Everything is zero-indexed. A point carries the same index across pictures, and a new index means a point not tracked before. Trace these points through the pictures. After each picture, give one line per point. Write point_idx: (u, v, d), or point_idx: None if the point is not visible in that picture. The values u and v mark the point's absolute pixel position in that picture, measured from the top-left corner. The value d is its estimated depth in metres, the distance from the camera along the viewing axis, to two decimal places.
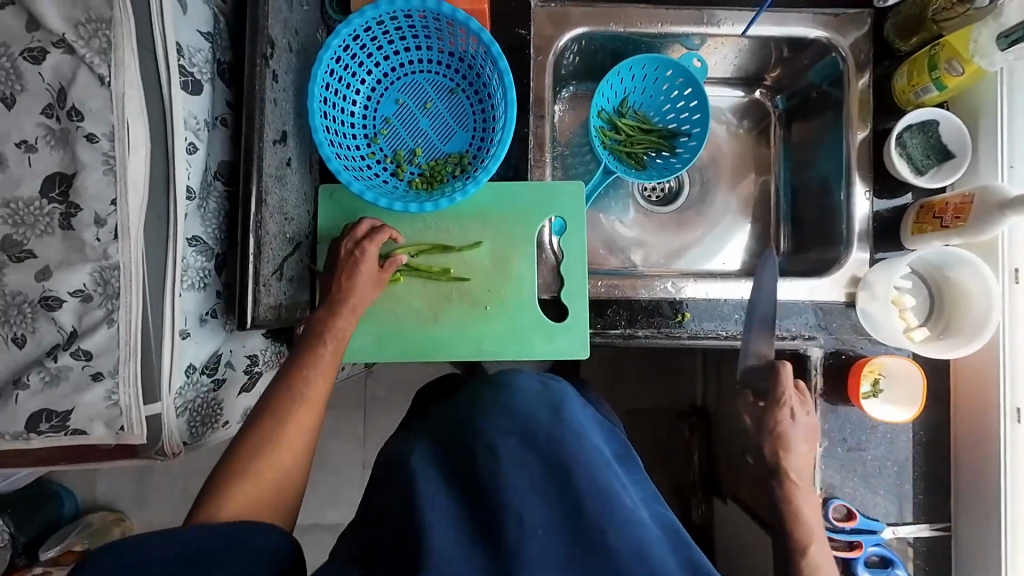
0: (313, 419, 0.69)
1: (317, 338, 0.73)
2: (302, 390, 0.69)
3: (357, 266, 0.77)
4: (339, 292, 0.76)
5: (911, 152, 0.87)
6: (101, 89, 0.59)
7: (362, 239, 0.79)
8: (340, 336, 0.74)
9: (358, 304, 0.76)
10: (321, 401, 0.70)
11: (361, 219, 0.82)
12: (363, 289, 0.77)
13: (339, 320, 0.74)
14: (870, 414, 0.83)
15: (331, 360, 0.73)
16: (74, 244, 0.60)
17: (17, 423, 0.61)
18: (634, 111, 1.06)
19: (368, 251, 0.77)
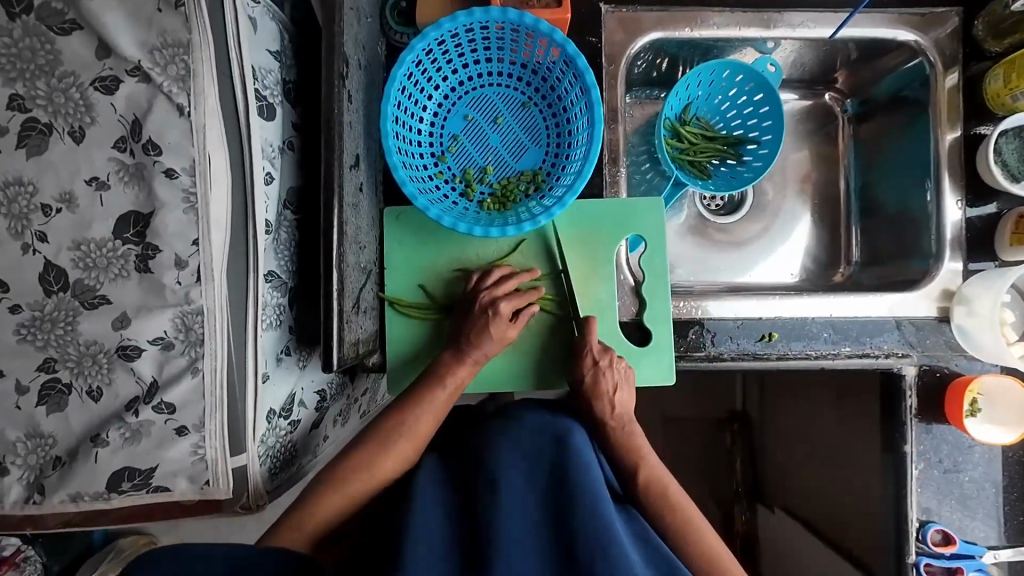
0: (412, 454, 0.73)
1: (436, 380, 0.75)
2: (410, 426, 0.73)
3: (490, 322, 0.75)
4: (467, 345, 0.75)
5: (1007, 159, 0.83)
6: (180, 120, 0.54)
7: (498, 295, 0.76)
8: (460, 382, 0.76)
9: (480, 358, 0.76)
10: (425, 436, 0.74)
11: (503, 271, 0.79)
12: (490, 345, 0.75)
13: (462, 368, 0.75)
14: (973, 435, 0.79)
15: (444, 403, 0.75)
16: (153, 288, 0.56)
17: (98, 483, 0.57)
18: (698, 118, 1.01)
19: (502, 311, 0.75)
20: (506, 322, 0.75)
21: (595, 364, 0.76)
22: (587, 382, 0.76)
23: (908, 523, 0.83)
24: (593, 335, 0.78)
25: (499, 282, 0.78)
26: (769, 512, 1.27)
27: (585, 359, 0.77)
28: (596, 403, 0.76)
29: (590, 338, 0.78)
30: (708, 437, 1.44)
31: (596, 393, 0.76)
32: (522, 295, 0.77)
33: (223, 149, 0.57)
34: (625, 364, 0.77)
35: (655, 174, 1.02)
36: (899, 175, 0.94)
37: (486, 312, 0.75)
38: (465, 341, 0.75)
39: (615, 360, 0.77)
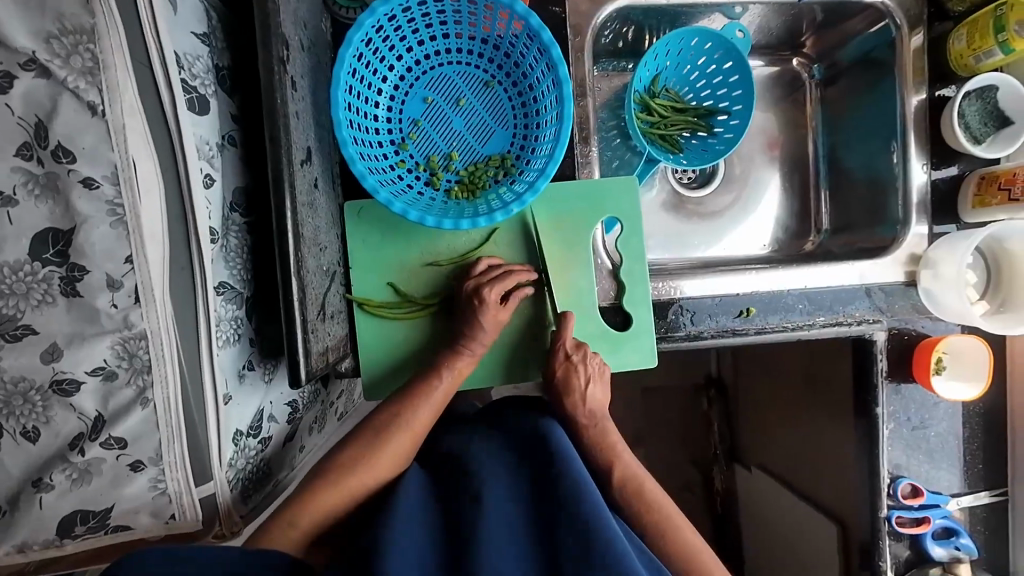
0: (410, 449, 0.70)
1: (434, 372, 0.72)
2: (408, 418, 0.70)
3: (478, 313, 0.72)
4: (462, 340, 0.73)
5: (969, 120, 0.85)
6: (94, 120, 0.47)
7: (482, 282, 0.74)
8: (459, 373, 0.73)
9: (479, 350, 0.74)
10: (424, 431, 0.71)
11: (480, 261, 0.76)
12: (485, 335, 0.73)
13: (462, 360, 0.73)
14: (939, 392, 0.83)
15: (444, 394, 0.72)
16: (84, 314, 0.50)
17: (47, 530, 0.52)
18: (667, 89, 0.98)
19: (488, 297, 0.72)
20: (496, 307, 0.72)
21: (567, 358, 0.74)
22: (560, 377, 0.74)
23: (881, 479, 0.87)
24: (570, 331, 0.76)
25: (486, 272, 0.75)
26: (745, 471, 1.32)
27: (558, 353, 0.75)
28: (566, 397, 0.74)
29: (563, 334, 0.75)
30: (685, 404, 1.47)
31: (566, 387, 0.74)
32: (508, 277, 0.74)
33: (150, 151, 0.50)
34: (600, 362, 0.75)
35: (626, 151, 0.98)
36: (864, 140, 0.94)
37: (472, 301, 0.73)
38: (460, 333, 0.73)
39: (590, 359, 0.75)
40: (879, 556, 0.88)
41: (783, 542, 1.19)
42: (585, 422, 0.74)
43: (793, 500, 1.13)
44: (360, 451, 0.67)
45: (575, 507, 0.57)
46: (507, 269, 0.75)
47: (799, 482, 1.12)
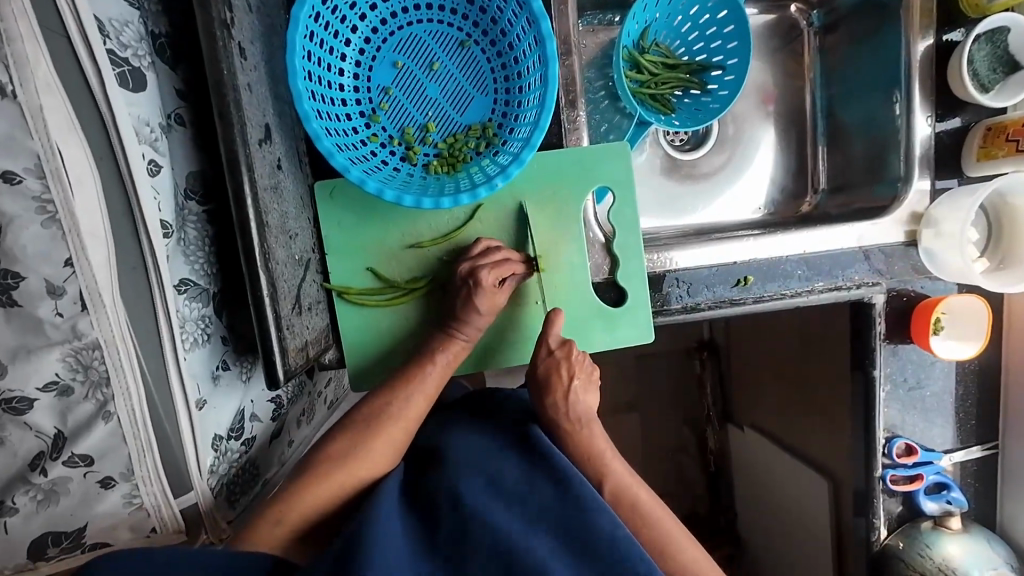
0: (407, 436, 0.67)
1: (426, 358, 0.69)
2: (403, 406, 0.67)
3: (474, 293, 0.68)
4: (455, 322, 0.69)
5: (978, 67, 0.80)
6: (4, 103, 0.40)
7: (480, 263, 0.69)
8: (454, 358, 0.70)
9: (473, 334, 0.70)
10: (419, 417, 0.68)
11: (478, 241, 0.72)
12: (481, 318, 0.69)
13: (455, 344, 0.70)
14: (937, 353, 0.82)
15: (435, 381, 0.69)
16: (27, 325, 0.45)
17: (17, 554, 0.48)
18: (657, 44, 0.91)
19: (485, 280, 0.68)
20: (492, 290, 0.68)
21: (551, 354, 0.69)
22: (540, 373, 0.69)
23: (876, 439, 0.87)
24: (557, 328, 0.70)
25: (485, 253, 0.70)
26: (739, 432, 1.33)
27: (540, 350, 0.70)
28: (547, 397, 0.68)
29: (551, 331, 0.70)
30: (678, 370, 1.47)
31: (547, 386, 0.68)
32: (506, 265, 0.70)
33: (78, 137, 0.44)
34: (588, 363, 0.70)
35: (615, 113, 0.92)
36: (864, 92, 0.89)
37: (467, 283, 0.68)
38: (452, 315, 0.70)
39: (575, 358, 0.69)
40: (873, 512, 0.90)
41: (777, 499, 1.21)
42: (568, 426, 0.68)
43: (786, 460, 1.14)
44: (352, 446, 0.64)
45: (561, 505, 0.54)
46: (502, 252, 0.71)
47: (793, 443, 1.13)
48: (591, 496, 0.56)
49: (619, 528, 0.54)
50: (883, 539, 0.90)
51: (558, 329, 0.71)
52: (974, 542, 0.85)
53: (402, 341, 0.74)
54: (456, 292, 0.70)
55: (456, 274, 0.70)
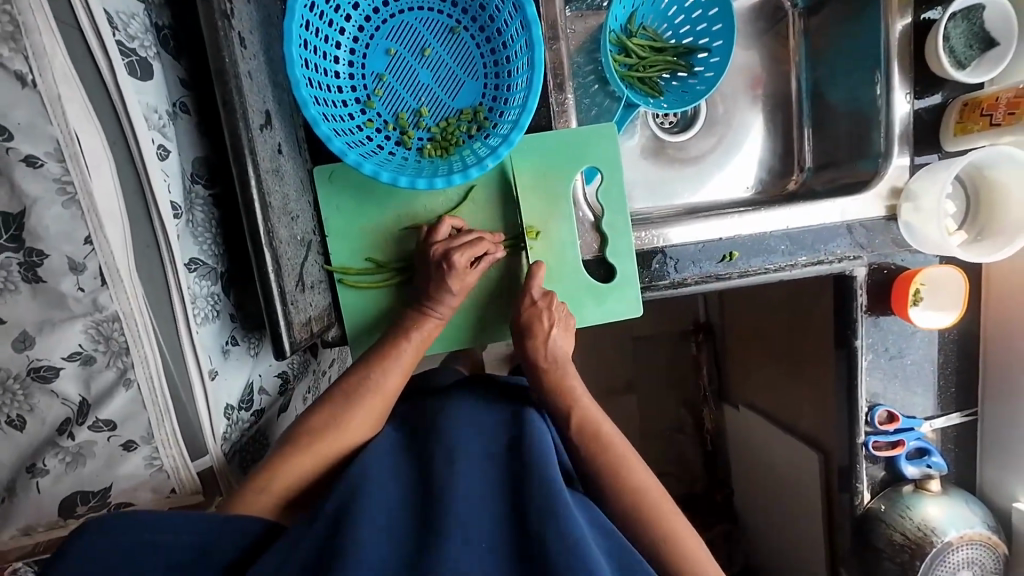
0: (384, 409, 0.70)
1: (401, 334, 0.72)
2: (377, 382, 0.69)
3: (446, 276, 0.71)
4: (429, 301, 0.72)
5: (955, 44, 0.83)
6: (24, 91, 0.43)
7: (451, 246, 0.72)
8: (427, 335, 0.73)
9: (445, 311, 0.74)
10: (394, 394, 0.70)
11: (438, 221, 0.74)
12: (453, 297, 0.72)
13: (429, 323, 0.73)
14: (917, 322, 0.85)
15: (412, 358, 0.72)
16: (51, 299, 0.48)
17: (48, 512, 0.53)
18: (644, 28, 0.94)
19: (457, 262, 0.70)
20: (463, 270, 0.71)
21: (534, 304, 0.75)
22: (524, 317, 0.75)
23: (859, 407, 0.91)
24: (538, 280, 0.76)
25: (453, 236, 0.73)
26: (733, 410, 1.37)
27: (526, 297, 0.75)
28: (528, 338, 0.75)
29: (534, 282, 0.75)
30: (675, 351, 1.50)
31: (528, 330, 0.75)
32: (479, 243, 0.72)
33: (94, 124, 0.47)
34: (565, 311, 0.77)
35: (605, 97, 0.95)
36: (845, 72, 0.91)
37: (440, 267, 0.71)
38: (424, 294, 0.73)
39: (555, 307, 0.75)
40: (855, 477, 0.94)
41: (770, 473, 1.25)
42: (545, 365, 0.75)
43: (778, 435, 1.18)
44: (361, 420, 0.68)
45: (543, 469, 0.57)
46: (470, 235, 0.73)
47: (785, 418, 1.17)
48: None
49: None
50: (866, 502, 0.94)
51: (540, 280, 0.76)
52: (952, 504, 0.89)
53: (386, 317, 0.77)
54: (428, 274, 0.72)
55: (428, 258, 0.72)
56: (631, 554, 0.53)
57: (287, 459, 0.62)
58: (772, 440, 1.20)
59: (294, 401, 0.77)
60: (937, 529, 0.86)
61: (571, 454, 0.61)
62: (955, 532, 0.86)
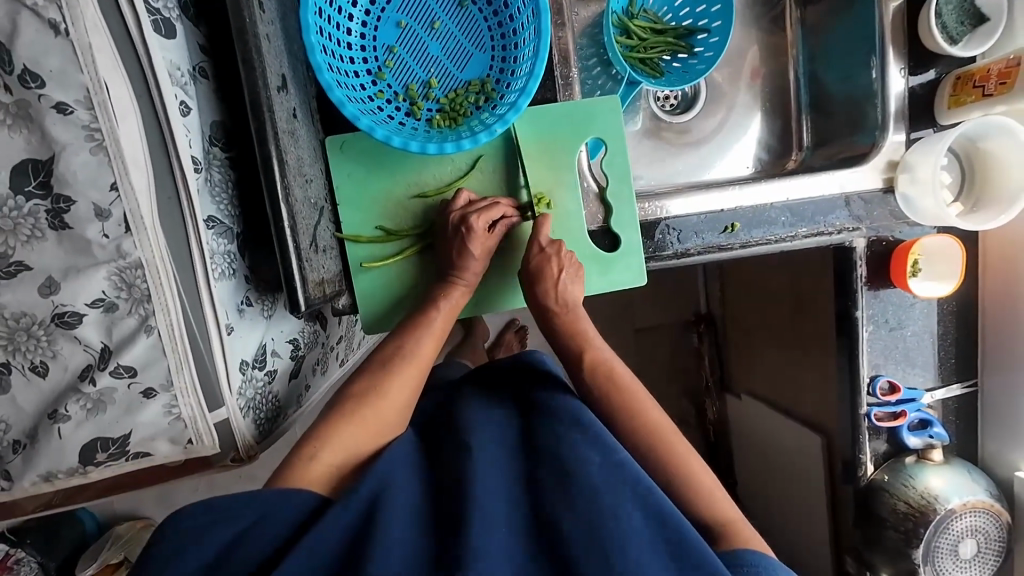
0: (420, 378, 0.72)
1: (429, 305, 0.74)
2: (412, 348, 0.72)
3: (467, 240, 0.73)
4: (454, 269, 0.74)
5: (946, 20, 0.85)
6: (57, 40, 0.45)
7: (468, 211, 0.74)
8: (455, 304, 0.75)
9: (470, 279, 0.75)
10: (428, 364, 0.73)
11: (459, 190, 0.77)
12: (477, 262, 0.74)
13: (456, 291, 0.75)
14: (916, 292, 0.87)
15: (442, 326, 0.74)
16: (77, 245, 0.50)
17: (69, 459, 0.54)
18: (644, 11, 0.97)
19: (476, 225, 0.72)
20: (484, 235, 0.73)
21: (542, 250, 0.76)
22: (532, 265, 0.76)
23: (861, 379, 0.92)
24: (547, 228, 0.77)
25: (470, 203, 0.75)
26: (735, 395, 1.38)
27: (533, 245, 0.76)
28: (538, 285, 0.75)
29: (540, 231, 0.77)
30: (675, 339, 1.51)
31: (539, 274, 0.75)
32: (494, 207, 0.75)
33: (122, 75, 0.49)
34: (576, 260, 0.77)
35: (607, 79, 0.97)
36: (840, 52, 0.94)
37: (459, 231, 0.73)
38: (448, 263, 0.74)
39: (565, 253, 0.76)
40: (858, 450, 0.94)
41: (773, 456, 1.26)
42: (557, 309, 0.77)
43: (781, 416, 1.19)
44: (361, 391, 0.68)
45: (554, 453, 0.63)
46: (491, 202, 0.76)
47: (785, 399, 1.18)
48: (580, 435, 0.65)
49: (608, 458, 0.62)
50: (869, 474, 0.95)
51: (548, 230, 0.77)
52: (954, 473, 0.90)
53: (412, 288, 0.79)
54: (449, 241, 0.74)
55: (447, 225, 0.74)
56: (655, 500, 0.58)
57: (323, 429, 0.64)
58: (775, 422, 1.21)
59: (305, 370, 0.78)
60: (939, 497, 0.87)
61: (579, 428, 0.65)
62: (958, 499, 0.87)
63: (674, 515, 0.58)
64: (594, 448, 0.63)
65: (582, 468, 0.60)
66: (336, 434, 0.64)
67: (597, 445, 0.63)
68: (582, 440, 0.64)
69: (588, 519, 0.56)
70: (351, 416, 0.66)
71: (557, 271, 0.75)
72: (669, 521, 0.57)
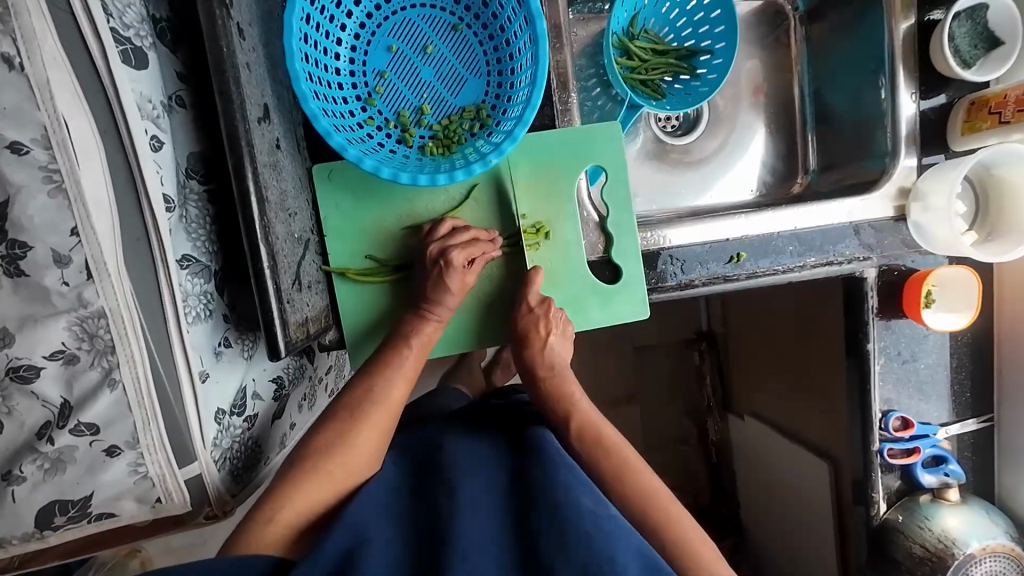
0: (390, 422, 0.67)
1: (401, 341, 0.70)
2: (381, 393, 0.67)
3: (444, 274, 0.69)
4: (428, 302, 0.70)
5: (959, 43, 0.82)
6: (12, 75, 0.42)
7: (449, 244, 0.70)
8: (429, 339, 0.71)
9: (445, 314, 0.71)
10: (400, 405, 0.68)
11: (439, 219, 0.73)
12: (452, 297, 0.70)
13: (430, 326, 0.71)
14: (931, 325, 0.83)
15: (415, 364, 0.70)
16: (34, 294, 0.46)
17: (25, 523, 0.50)
18: (645, 31, 0.94)
19: (455, 260, 0.69)
20: (462, 270, 0.69)
21: (530, 311, 0.73)
22: (519, 326, 0.73)
23: (872, 414, 0.88)
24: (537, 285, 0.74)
25: (451, 233, 0.71)
26: (738, 419, 1.33)
27: (521, 305, 0.74)
28: (526, 349, 0.73)
29: (530, 288, 0.74)
30: (676, 360, 1.46)
31: (526, 339, 0.73)
32: (475, 244, 0.71)
33: (84, 111, 0.46)
34: (565, 317, 0.74)
35: (607, 100, 0.94)
36: (847, 74, 0.91)
37: (438, 264, 0.69)
38: (423, 296, 0.70)
39: (553, 316, 0.73)
40: (871, 488, 0.90)
41: (779, 484, 1.21)
42: (544, 377, 0.74)
43: (786, 445, 1.14)
44: (339, 439, 0.63)
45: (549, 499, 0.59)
46: (471, 232, 0.72)
47: (790, 426, 1.14)
48: (572, 479, 0.61)
49: (602, 507, 0.59)
50: (882, 513, 0.90)
51: (537, 287, 0.74)
52: (973, 514, 0.86)
53: (386, 319, 0.74)
54: (426, 273, 0.70)
55: (426, 256, 0.71)
56: (651, 554, 0.55)
57: (300, 487, 0.60)
58: (780, 450, 1.17)
59: (289, 408, 0.74)
60: (958, 540, 0.83)
61: (571, 472, 0.62)
62: (978, 543, 0.83)
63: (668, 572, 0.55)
64: (587, 494, 0.60)
65: (577, 513, 0.57)
66: (318, 493, 0.61)
67: (590, 493, 0.60)
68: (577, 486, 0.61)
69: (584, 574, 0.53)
70: (318, 473, 0.61)
71: (544, 336, 0.73)
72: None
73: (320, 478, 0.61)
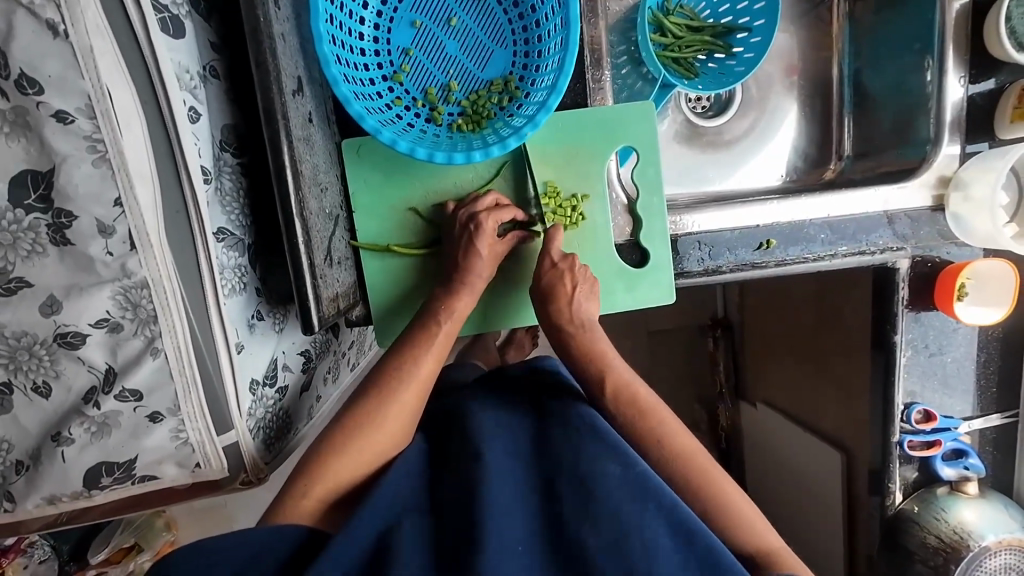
0: (421, 400, 0.68)
1: (430, 318, 0.70)
2: (410, 371, 0.67)
3: (475, 238, 0.69)
4: (457, 274, 0.70)
5: (1016, 26, 0.78)
6: (57, 43, 0.42)
7: (476, 210, 0.70)
8: (458, 315, 0.70)
9: (476, 283, 0.71)
10: (429, 381, 0.69)
11: (485, 192, 0.73)
12: (482, 262, 0.70)
13: (461, 301, 0.70)
14: (963, 319, 0.81)
15: (444, 342, 0.70)
16: (79, 263, 0.47)
17: (73, 482, 0.52)
18: (680, 8, 0.90)
19: (485, 224, 0.69)
20: (492, 235, 0.69)
21: (554, 266, 0.72)
22: (545, 283, 0.71)
23: (895, 405, 0.87)
24: (558, 241, 0.73)
25: (475, 200, 0.72)
26: (750, 406, 1.32)
27: (544, 260, 0.72)
28: (551, 303, 0.71)
29: (551, 245, 0.73)
30: (690, 345, 1.45)
31: (551, 292, 0.71)
32: (501, 209, 0.71)
33: (126, 81, 0.46)
34: (590, 274, 0.73)
35: (637, 79, 0.90)
36: (892, 56, 0.88)
37: (467, 229, 0.69)
38: (454, 266, 0.70)
39: (578, 267, 0.72)
40: (888, 478, 0.90)
41: (788, 471, 1.21)
42: (572, 331, 0.72)
43: (800, 433, 1.14)
44: (368, 413, 0.65)
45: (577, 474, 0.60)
46: (503, 202, 0.73)
47: (805, 415, 1.13)
48: (602, 449, 0.61)
49: (630, 472, 0.59)
50: (897, 504, 0.91)
51: (558, 244, 0.74)
52: (990, 507, 0.86)
53: (416, 289, 0.75)
54: (456, 240, 0.70)
55: (455, 223, 0.71)
56: (682, 515, 0.56)
57: (331, 463, 0.62)
58: (792, 438, 1.17)
59: (315, 381, 0.75)
60: (974, 533, 0.83)
61: (601, 443, 0.62)
62: (993, 536, 0.83)
63: (702, 532, 0.55)
64: (615, 460, 0.60)
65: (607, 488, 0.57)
66: (350, 468, 0.63)
67: (617, 459, 0.60)
68: (604, 445, 0.62)
69: (613, 536, 0.53)
70: (353, 449, 0.63)
71: (574, 287, 0.71)
72: (695, 535, 0.54)
73: (348, 456, 0.63)
